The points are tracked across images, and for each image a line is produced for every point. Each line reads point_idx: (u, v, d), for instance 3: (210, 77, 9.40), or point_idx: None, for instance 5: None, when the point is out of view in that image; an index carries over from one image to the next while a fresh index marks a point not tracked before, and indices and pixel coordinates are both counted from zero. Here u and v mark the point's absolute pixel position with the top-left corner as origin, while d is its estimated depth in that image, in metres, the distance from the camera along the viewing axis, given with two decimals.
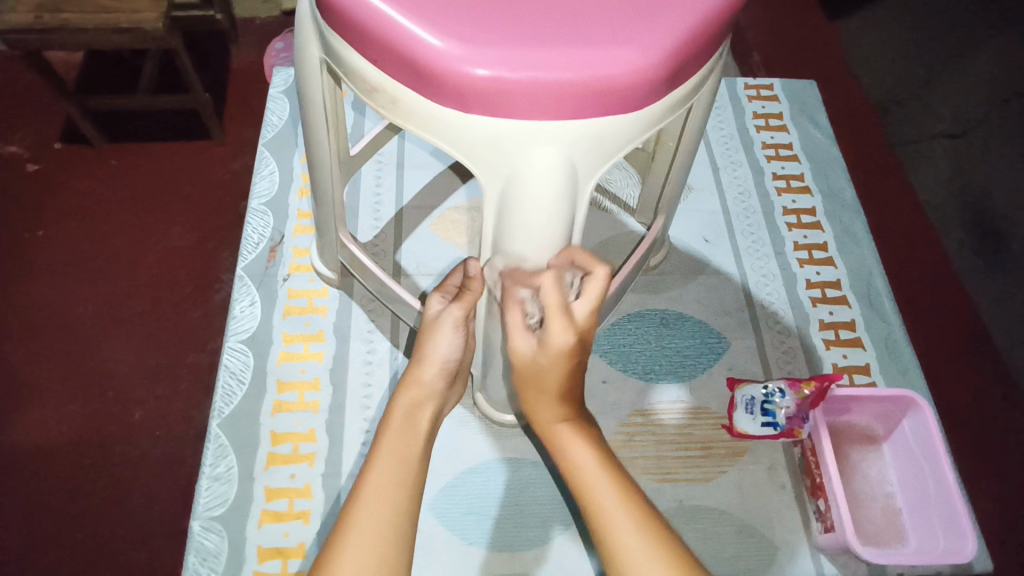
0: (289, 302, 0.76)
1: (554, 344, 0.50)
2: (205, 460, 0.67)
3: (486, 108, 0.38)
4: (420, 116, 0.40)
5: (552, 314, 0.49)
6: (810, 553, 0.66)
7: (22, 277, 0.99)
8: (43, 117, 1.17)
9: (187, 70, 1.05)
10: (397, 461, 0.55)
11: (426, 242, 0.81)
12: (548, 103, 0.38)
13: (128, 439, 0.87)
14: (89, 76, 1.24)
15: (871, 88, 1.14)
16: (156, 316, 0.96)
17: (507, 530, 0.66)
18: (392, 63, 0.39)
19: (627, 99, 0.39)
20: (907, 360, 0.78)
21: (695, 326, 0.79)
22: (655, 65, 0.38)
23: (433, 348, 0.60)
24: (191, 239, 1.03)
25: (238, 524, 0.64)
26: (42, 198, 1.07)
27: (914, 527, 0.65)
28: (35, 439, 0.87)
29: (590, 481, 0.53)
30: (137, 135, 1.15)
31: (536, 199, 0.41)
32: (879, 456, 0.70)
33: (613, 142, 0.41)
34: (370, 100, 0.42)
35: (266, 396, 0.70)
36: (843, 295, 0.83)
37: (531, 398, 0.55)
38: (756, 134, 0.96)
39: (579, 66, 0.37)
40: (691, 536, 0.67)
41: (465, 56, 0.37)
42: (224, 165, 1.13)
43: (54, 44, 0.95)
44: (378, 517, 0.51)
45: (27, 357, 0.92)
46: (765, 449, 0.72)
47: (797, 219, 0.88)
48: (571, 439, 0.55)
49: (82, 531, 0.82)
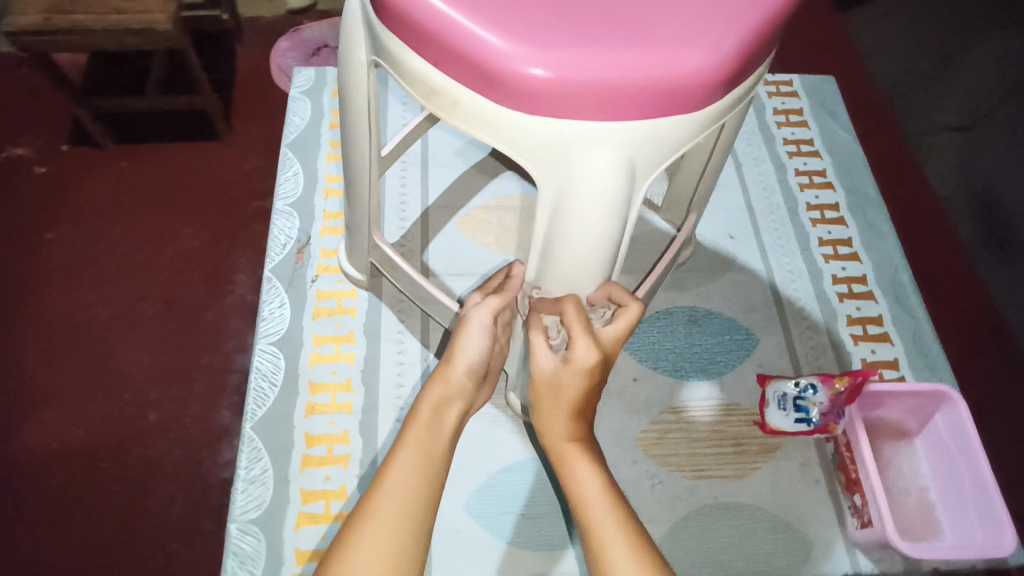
0: (318, 303, 0.76)
1: (577, 361, 0.50)
2: (240, 464, 0.67)
3: (549, 109, 0.38)
4: (479, 117, 0.40)
5: (576, 330, 0.49)
6: (846, 549, 0.67)
7: (33, 280, 0.99)
8: (51, 119, 1.16)
9: (197, 71, 1.04)
10: (418, 460, 0.54)
11: (454, 242, 0.81)
12: (612, 104, 0.38)
13: (143, 441, 0.87)
14: (95, 77, 1.23)
15: (883, 83, 1.15)
16: (169, 318, 0.96)
17: (544, 529, 0.66)
18: (454, 66, 0.39)
19: (689, 100, 0.39)
20: (934, 354, 0.79)
21: (723, 323, 0.79)
22: (720, 65, 0.38)
23: (462, 349, 0.59)
24: (203, 240, 1.03)
25: (275, 527, 0.64)
26: (53, 201, 1.07)
27: (949, 521, 0.66)
28: (52, 442, 0.87)
29: (591, 502, 0.51)
30: (146, 136, 1.15)
31: (593, 200, 0.41)
32: (912, 451, 0.71)
33: (672, 142, 0.41)
34: (428, 102, 0.42)
35: (299, 398, 0.70)
36: (870, 290, 0.83)
37: (542, 409, 0.54)
38: (777, 130, 0.96)
39: (643, 67, 0.37)
40: (726, 533, 0.67)
41: (532, 58, 0.37)
42: (237, 165, 1.12)
43: (65, 46, 0.95)
44: (395, 516, 0.50)
45: (40, 361, 0.92)
46: (798, 446, 0.72)
47: (821, 215, 0.89)
48: (578, 459, 0.54)
49: (99, 534, 0.81)
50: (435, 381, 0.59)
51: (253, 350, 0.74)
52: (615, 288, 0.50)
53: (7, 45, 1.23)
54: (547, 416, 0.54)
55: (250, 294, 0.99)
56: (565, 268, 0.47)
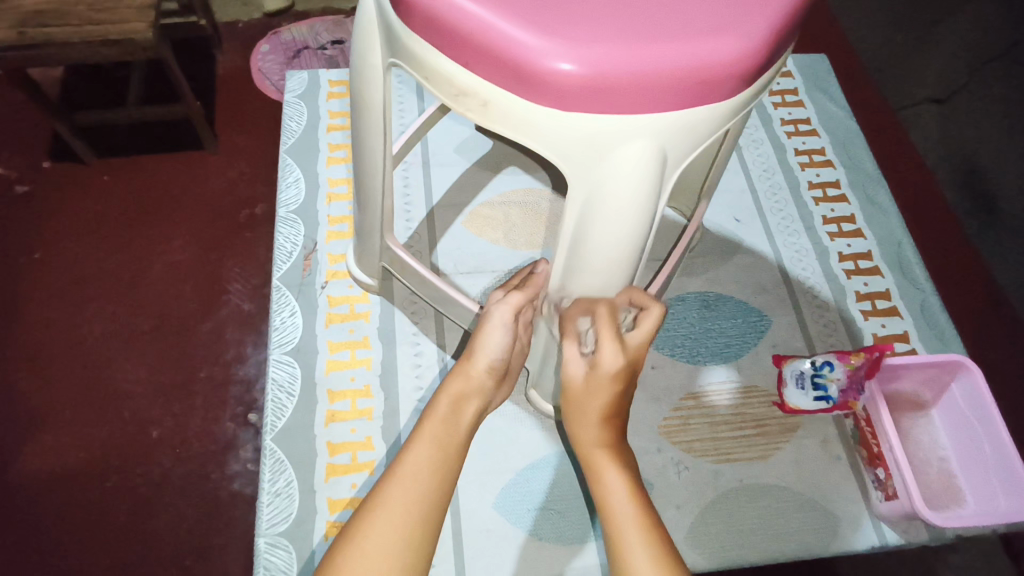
0: (330, 310, 0.75)
1: (604, 365, 0.51)
2: (264, 476, 0.66)
3: (581, 104, 0.38)
4: (510, 116, 0.40)
5: (602, 337, 0.52)
6: (871, 522, 0.67)
7: (23, 302, 0.97)
8: (30, 136, 1.13)
9: (177, 81, 1.02)
10: (431, 448, 0.54)
11: (461, 240, 0.80)
12: (646, 96, 0.38)
13: (148, 459, 0.86)
14: (73, 90, 1.20)
15: (869, 58, 1.16)
16: (167, 333, 0.95)
17: (574, 521, 0.67)
18: (484, 65, 0.38)
19: (722, 88, 0.39)
20: (943, 325, 0.80)
21: (735, 306, 0.79)
22: (753, 51, 0.38)
23: (484, 343, 0.58)
24: (196, 252, 1.01)
25: (304, 537, 0.64)
26: (38, 220, 1.04)
27: (971, 488, 0.67)
28: (55, 464, 0.85)
29: (617, 510, 0.50)
30: (130, 148, 1.12)
31: (627, 193, 0.41)
32: (929, 421, 0.72)
33: (703, 130, 0.41)
34: (455, 104, 0.41)
35: (319, 406, 0.70)
36: (876, 266, 0.84)
37: (572, 416, 0.55)
38: (774, 111, 0.96)
39: (678, 56, 0.37)
40: (754, 514, 0.68)
41: (566, 53, 0.36)
42: (227, 174, 1.10)
43: (39, 61, 0.92)
44: (406, 503, 0.50)
45: (37, 384, 0.90)
46: (817, 423, 0.73)
47: (823, 193, 0.89)
48: (605, 466, 0.53)
49: (109, 556, 0.80)
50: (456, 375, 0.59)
51: (268, 361, 0.73)
52: (635, 291, 0.53)
53: None
54: (576, 423, 0.55)
55: (247, 303, 0.97)
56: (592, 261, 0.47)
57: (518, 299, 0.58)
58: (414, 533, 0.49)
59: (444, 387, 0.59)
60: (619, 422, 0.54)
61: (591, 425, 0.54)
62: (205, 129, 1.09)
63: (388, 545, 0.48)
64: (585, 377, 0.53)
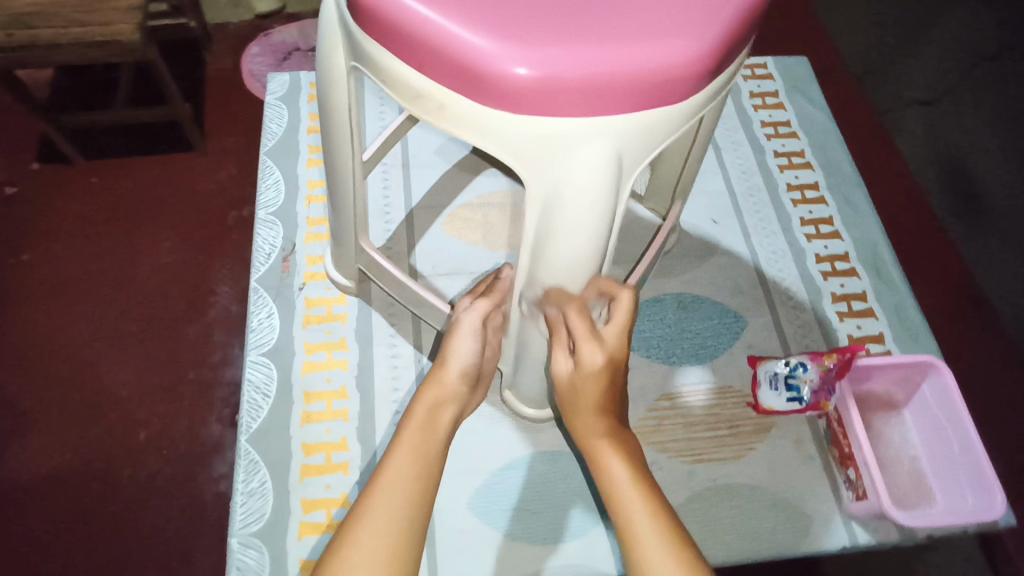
0: (308, 312, 0.75)
1: (587, 366, 0.53)
2: (238, 477, 0.66)
3: (535, 108, 0.38)
4: (466, 119, 0.40)
5: (585, 339, 0.53)
6: (843, 522, 0.68)
7: (10, 303, 0.97)
8: (18, 138, 1.13)
9: (165, 82, 1.02)
10: (414, 458, 0.53)
11: (439, 242, 0.80)
12: (598, 99, 0.38)
13: (135, 461, 0.86)
14: (63, 91, 1.21)
15: (853, 61, 1.17)
16: (155, 334, 0.95)
17: (548, 521, 0.67)
18: (438, 68, 0.39)
19: (676, 90, 0.39)
20: (917, 326, 0.80)
21: (711, 307, 0.80)
22: (704, 53, 0.38)
23: (456, 348, 0.60)
24: (184, 253, 1.02)
25: (277, 538, 0.64)
26: (25, 222, 1.04)
27: (941, 487, 0.67)
28: (40, 466, 0.85)
29: (621, 493, 0.51)
30: (118, 150, 1.13)
31: (583, 195, 0.41)
32: (901, 420, 0.72)
33: (659, 133, 0.41)
34: (412, 106, 0.42)
35: (294, 407, 0.70)
36: (852, 267, 0.84)
37: (573, 415, 0.57)
38: (754, 113, 0.97)
39: (629, 59, 0.37)
40: (726, 514, 0.68)
41: (518, 58, 0.37)
42: (214, 176, 1.10)
43: (28, 61, 0.93)
44: (392, 513, 0.49)
45: (23, 385, 0.90)
46: (791, 423, 0.73)
47: (801, 195, 0.90)
48: (606, 451, 0.54)
49: (95, 558, 0.80)
50: (431, 383, 0.59)
51: (245, 362, 0.74)
52: (602, 281, 0.51)
53: None
54: (572, 413, 0.56)
55: (235, 305, 0.98)
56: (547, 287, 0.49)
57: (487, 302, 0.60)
58: (401, 542, 0.48)
59: (421, 395, 0.59)
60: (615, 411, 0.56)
61: (587, 414, 0.55)
62: (194, 130, 1.09)
63: (375, 555, 0.47)
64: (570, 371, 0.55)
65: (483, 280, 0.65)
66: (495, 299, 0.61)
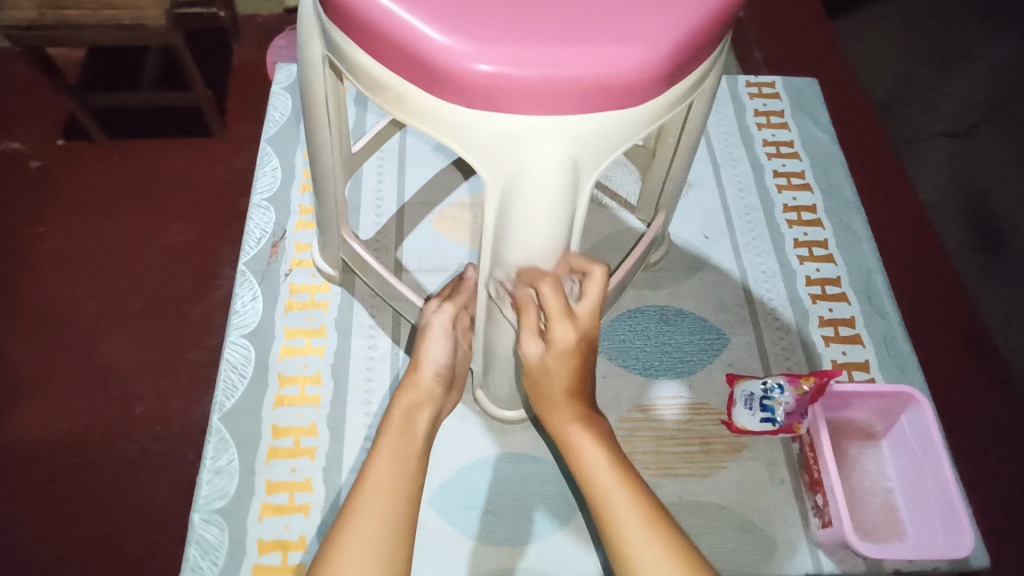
0: (291, 298, 0.76)
1: (560, 345, 0.52)
2: (207, 454, 0.67)
3: (490, 104, 0.39)
4: (425, 113, 0.41)
5: (557, 315, 0.51)
6: (809, 549, 0.67)
7: (22, 273, 1.00)
8: (45, 114, 1.17)
9: (187, 67, 1.05)
10: (395, 463, 0.54)
11: (427, 238, 0.81)
12: (553, 99, 0.39)
13: (129, 435, 0.88)
14: (91, 71, 1.24)
15: (873, 89, 1.18)
16: (158, 312, 0.97)
17: (507, 523, 0.67)
18: (397, 60, 0.40)
19: (632, 95, 0.40)
20: (905, 356, 0.79)
21: (695, 322, 0.79)
22: (661, 60, 0.39)
23: (427, 350, 0.61)
24: (192, 235, 1.04)
25: (238, 517, 0.65)
26: (43, 195, 1.08)
27: (913, 522, 0.66)
28: (37, 434, 0.87)
29: (599, 479, 0.53)
30: (138, 131, 1.15)
31: (539, 193, 0.42)
32: (878, 451, 0.71)
33: (617, 138, 0.42)
34: (375, 97, 0.43)
35: (268, 390, 0.71)
36: (844, 292, 0.83)
37: (539, 394, 0.57)
38: (757, 131, 0.96)
39: (585, 60, 0.38)
40: (691, 531, 0.67)
41: (473, 54, 0.38)
42: (230, 162, 1.13)
43: (58, 41, 0.96)
44: (377, 521, 0.50)
45: (27, 353, 0.93)
46: (764, 445, 0.72)
47: (797, 216, 0.89)
48: (580, 436, 0.55)
49: (82, 527, 0.82)
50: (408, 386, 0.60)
51: (225, 343, 0.75)
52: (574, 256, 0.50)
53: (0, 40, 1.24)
54: (543, 391, 0.56)
55: None
56: (518, 266, 0.48)
57: (452, 305, 0.62)
58: (389, 550, 0.49)
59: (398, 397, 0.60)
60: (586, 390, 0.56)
61: (556, 395, 0.55)
62: (214, 115, 1.12)
63: (364, 563, 0.48)
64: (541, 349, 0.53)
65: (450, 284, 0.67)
66: (461, 301, 0.63)
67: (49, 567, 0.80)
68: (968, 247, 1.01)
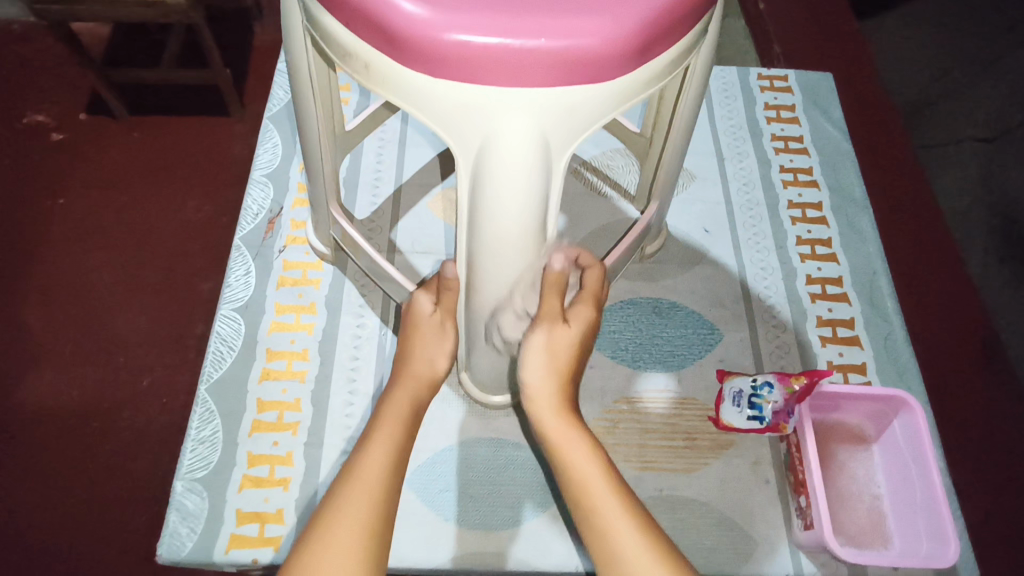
0: (284, 273, 0.77)
1: (587, 315, 0.60)
2: (192, 424, 0.68)
3: (455, 74, 0.40)
4: (392, 82, 0.42)
5: (586, 297, 0.61)
6: (790, 551, 0.65)
7: (40, 242, 1.02)
8: (68, 88, 1.19)
9: (208, 47, 1.07)
10: (374, 480, 0.50)
11: (421, 220, 0.81)
12: (516, 71, 0.39)
13: (136, 403, 0.90)
14: (114, 46, 1.26)
15: (898, 90, 1.15)
16: (166, 285, 0.98)
17: (483, 508, 0.66)
18: (363, 27, 0.40)
19: (599, 69, 0.40)
20: (904, 360, 0.77)
21: (687, 316, 0.78)
22: (627, 34, 0.40)
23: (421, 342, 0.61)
24: (203, 212, 1.05)
25: (218, 486, 0.65)
26: (62, 167, 1.10)
27: (898, 529, 0.64)
28: (46, 400, 0.90)
29: (590, 486, 0.50)
30: (156, 108, 1.17)
31: (507, 166, 0.42)
32: (868, 456, 0.69)
33: (587, 115, 0.42)
34: (346, 66, 0.44)
35: (256, 363, 0.72)
36: (844, 292, 0.81)
37: (539, 382, 0.56)
38: (766, 125, 0.94)
39: (550, 32, 0.38)
40: (670, 526, 0.66)
41: (436, 22, 0.38)
42: (245, 141, 1.14)
43: (82, 15, 0.99)
44: (369, 484, 0.50)
45: (41, 320, 0.95)
46: (751, 444, 0.71)
47: (802, 213, 0.87)
48: (573, 437, 0.53)
49: (89, 490, 0.84)
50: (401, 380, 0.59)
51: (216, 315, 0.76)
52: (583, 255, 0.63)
53: (25, 14, 1.26)
54: (539, 378, 0.56)
55: None
56: (492, 262, 0.49)
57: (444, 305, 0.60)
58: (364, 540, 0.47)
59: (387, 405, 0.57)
60: (575, 386, 0.58)
61: (551, 382, 0.56)
62: (232, 94, 1.14)
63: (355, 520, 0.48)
64: (558, 329, 0.57)
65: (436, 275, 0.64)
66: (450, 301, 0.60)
67: (51, 529, 0.82)
68: (992, 255, 0.99)
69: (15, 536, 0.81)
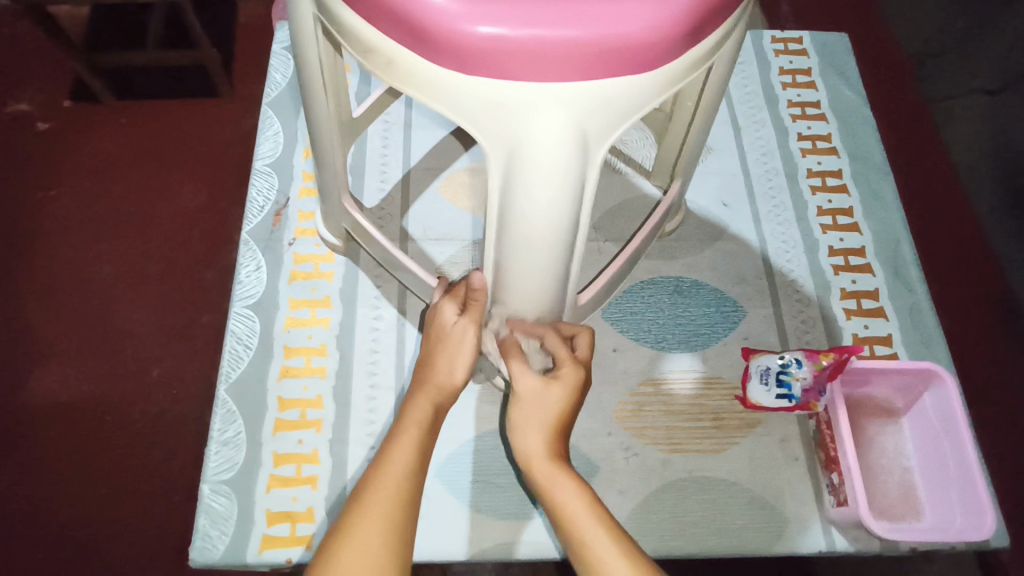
0: (295, 267, 0.75)
1: (562, 380, 0.56)
2: (214, 425, 0.67)
3: (485, 69, 0.38)
4: (417, 78, 0.40)
5: (565, 359, 0.57)
6: (822, 527, 0.65)
7: (37, 236, 0.99)
8: (53, 74, 1.15)
9: (194, 25, 1.04)
10: (388, 501, 0.48)
11: (434, 206, 0.78)
12: (553, 64, 0.37)
13: (147, 397, 0.88)
14: (95, 29, 1.20)
15: (907, 44, 1.11)
16: (171, 276, 0.96)
17: (513, 498, 0.66)
18: (386, 21, 0.38)
19: (640, 58, 0.38)
20: (931, 331, 0.75)
21: (709, 294, 0.77)
22: (672, 19, 0.38)
23: (436, 341, 0.59)
24: (203, 199, 1.02)
25: (246, 487, 0.65)
26: (53, 157, 1.06)
27: (931, 502, 0.64)
28: (55, 395, 0.88)
29: (577, 522, 0.49)
30: (145, 92, 1.13)
31: (541, 162, 0.40)
32: (898, 429, 0.69)
33: (623, 107, 0.41)
34: (367, 62, 0.41)
35: (273, 361, 0.70)
36: (867, 263, 0.79)
37: (519, 434, 0.55)
38: (782, 91, 0.91)
39: (589, 22, 0.37)
40: (699, 507, 0.66)
41: (466, 13, 0.36)
42: (242, 122, 1.10)
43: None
44: (401, 462, 0.51)
45: (46, 317, 0.93)
46: (779, 421, 0.70)
47: (821, 182, 0.84)
48: (561, 478, 0.52)
49: (105, 485, 0.84)
50: (420, 390, 0.57)
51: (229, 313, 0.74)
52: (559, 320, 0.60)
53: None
54: (522, 436, 0.55)
55: None
56: (522, 261, 0.47)
57: (455, 301, 0.60)
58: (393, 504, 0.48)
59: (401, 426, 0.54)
60: (565, 438, 0.55)
61: (535, 437, 0.54)
62: (222, 75, 1.11)
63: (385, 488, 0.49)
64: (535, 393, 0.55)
65: (463, 281, 0.62)
66: (461, 291, 0.61)
67: (71, 525, 0.82)
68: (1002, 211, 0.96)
69: (37, 530, 0.81)
